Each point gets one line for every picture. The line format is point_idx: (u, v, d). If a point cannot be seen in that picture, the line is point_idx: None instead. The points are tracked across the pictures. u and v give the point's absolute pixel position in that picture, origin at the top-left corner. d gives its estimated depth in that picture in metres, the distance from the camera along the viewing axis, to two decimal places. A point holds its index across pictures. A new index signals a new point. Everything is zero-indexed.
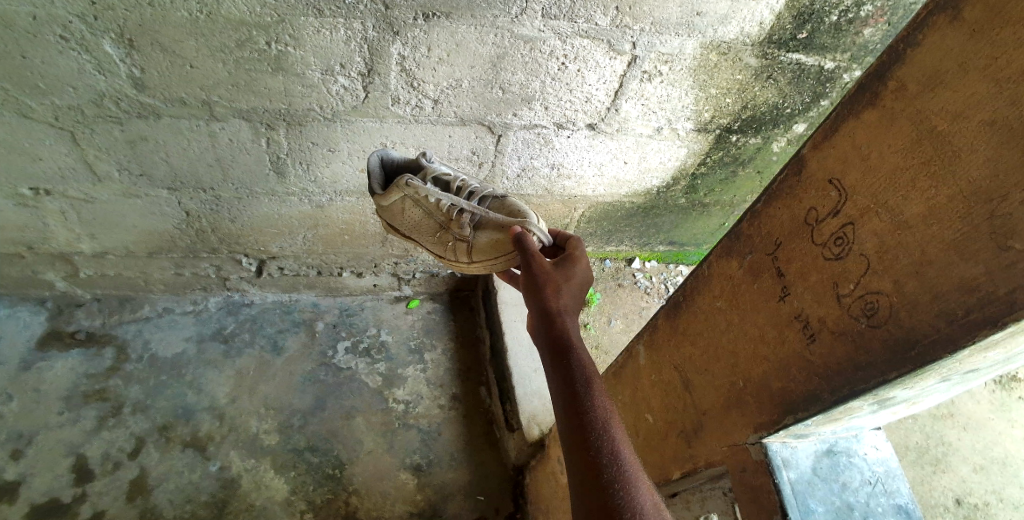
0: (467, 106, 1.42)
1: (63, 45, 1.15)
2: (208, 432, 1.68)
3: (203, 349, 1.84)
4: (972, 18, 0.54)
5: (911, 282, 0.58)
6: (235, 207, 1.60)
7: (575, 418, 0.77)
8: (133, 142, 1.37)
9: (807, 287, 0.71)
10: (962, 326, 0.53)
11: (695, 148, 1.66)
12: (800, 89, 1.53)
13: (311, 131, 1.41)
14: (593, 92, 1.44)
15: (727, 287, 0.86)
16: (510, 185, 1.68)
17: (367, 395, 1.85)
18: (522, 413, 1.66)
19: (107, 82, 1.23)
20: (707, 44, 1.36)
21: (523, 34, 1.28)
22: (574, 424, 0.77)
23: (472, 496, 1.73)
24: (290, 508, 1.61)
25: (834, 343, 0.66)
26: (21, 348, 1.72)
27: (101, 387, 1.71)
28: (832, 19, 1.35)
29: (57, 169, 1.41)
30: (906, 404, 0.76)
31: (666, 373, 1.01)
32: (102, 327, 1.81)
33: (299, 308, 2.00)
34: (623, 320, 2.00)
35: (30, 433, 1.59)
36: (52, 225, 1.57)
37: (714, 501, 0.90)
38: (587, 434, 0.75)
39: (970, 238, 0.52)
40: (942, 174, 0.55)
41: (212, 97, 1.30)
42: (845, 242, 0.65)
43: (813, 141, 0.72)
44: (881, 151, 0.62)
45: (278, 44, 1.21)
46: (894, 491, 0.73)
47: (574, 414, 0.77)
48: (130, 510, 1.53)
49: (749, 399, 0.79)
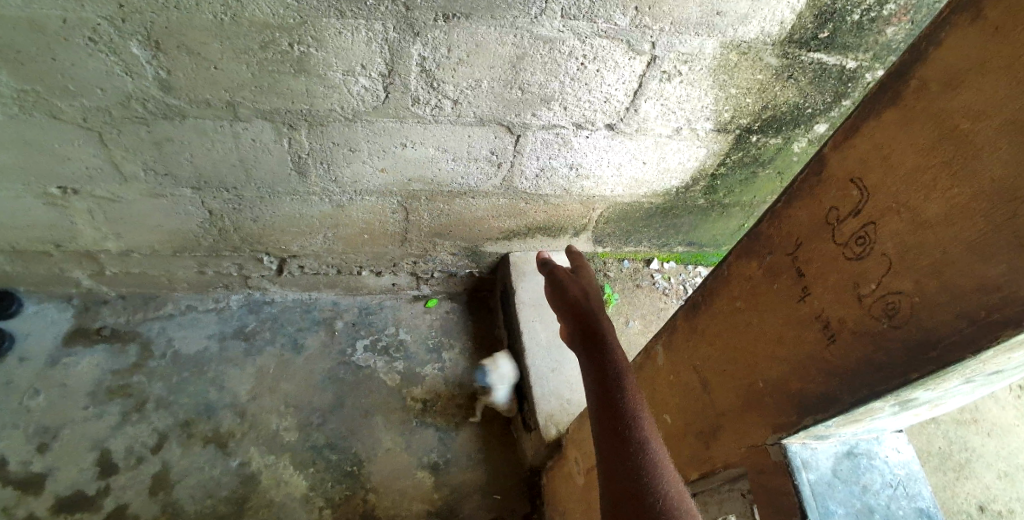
0: (487, 107, 1.43)
1: (92, 48, 1.18)
2: (229, 429, 1.71)
3: (225, 346, 1.86)
4: (994, 17, 0.52)
5: (931, 282, 0.56)
6: (258, 207, 1.63)
7: (606, 423, 0.89)
8: (158, 143, 1.40)
9: (827, 287, 0.69)
10: (982, 326, 0.52)
11: (715, 148, 1.65)
12: (821, 89, 1.52)
13: (333, 131, 1.43)
14: (612, 92, 1.43)
15: (746, 288, 0.84)
16: (528, 185, 1.69)
17: (385, 393, 1.87)
18: (539, 414, 1.66)
19: (134, 84, 1.26)
20: (727, 44, 1.36)
21: (543, 35, 1.28)
22: (604, 429, 0.88)
23: (488, 495, 1.73)
24: (308, 505, 1.62)
25: (854, 345, 0.65)
26: (48, 344, 1.76)
27: (125, 384, 1.74)
28: (854, 18, 1.34)
29: (85, 169, 1.45)
30: (929, 406, 0.75)
31: (684, 374, 1.00)
32: (126, 324, 1.85)
33: (319, 306, 2.02)
34: (641, 321, 2.00)
35: (56, 427, 1.63)
36: (79, 224, 1.60)
37: (731, 503, 0.89)
38: (614, 445, 0.85)
39: (992, 238, 0.51)
40: (961, 173, 0.54)
41: (236, 98, 1.32)
42: (867, 242, 0.63)
43: (835, 140, 0.70)
44: (901, 150, 0.60)
45: (301, 45, 1.23)
46: (916, 495, 0.72)
47: (604, 429, 0.88)
48: (153, 504, 1.55)
49: (769, 400, 0.78)
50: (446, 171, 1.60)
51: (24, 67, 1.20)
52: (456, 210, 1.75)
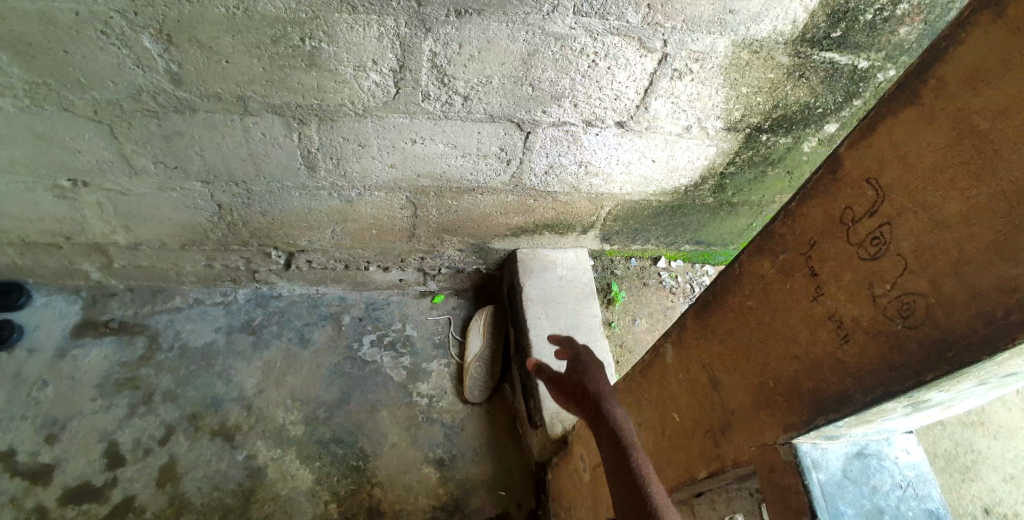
0: (496, 103, 1.43)
1: (103, 41, 1.19)
2: (236, 422, 1.72)
3: (233, 340, 1.87)
4: (1018, 18, 0.52)
5: (949, 281, 0.56)
6: (267, 201, 1.63)
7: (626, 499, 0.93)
8: (169, 136, 1.40)
9: (840, 286, 0.68)
10: (1001, 326, 0.51)
11: (724, 147, 1.65)
12: (833, 88, 1.52)
13: (343, 126, 1.43)
14: (623, 89, 1.43)
15: (758, 286, 0.83)
16: (537, 182, 1.69)
17: (391, 388, 1.87)
18: (545, 411, 1.66)
19: (145, 77, 1.26)
20: (739, 42, 1.35)
21: (554, 32, 1.28)
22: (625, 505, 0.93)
23: (494, 491, 1.73)
24: (314, 498, 1.63)
25: (869, 344, 0.64)
26: (57, 336, 1.78)
27: (133, 376, 1.75)
28: (867, 17, 1.33)
29: (95, 162, 1.45)
30: (940, 407, 0.75)
31: (694, 372, 0.99)
32: (134, 317, 1.86)
33: (326, 301, 2.02)
34: (648, 320, 2.03)
35: (65, 419, 1.64)
36: (89, 216, 1.61)
37: (739, 502, 0.93)
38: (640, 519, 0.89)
39: (1012, 237, 0.50)
40: (983, 172, 0.53)
41: (247, 93, 1.32)
42: (881, 241, 0.63)
43: (849, 139, 0.69)
44: (919, 149, 0.59)
45: (312, 40, 1.23)
46: (925, 497, 0.72)
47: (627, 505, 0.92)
48: (160, 496, 1.56)
49: (780, 399, 0.78)
50: (454, 167, 1.60)
51: (36, 59, 1.20)
52: (464, 206, 1.75)
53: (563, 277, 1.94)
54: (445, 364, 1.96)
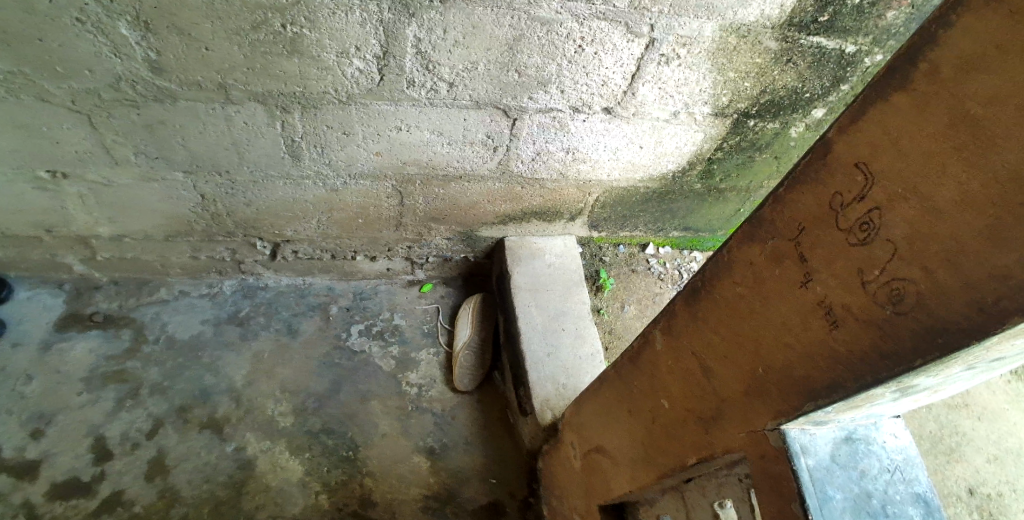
0: (483, 90, 1.42)
1: (80, 29, 1.16)
2: (225, 414, 1.71)
3: (221, 331, 1.86)
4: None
5: (940, 269, 0.55)
6: (251, 191, 1.61)
7: None
8: (150, 126, 1.38)
9: (832, 273, 0.67)
10: (992, 314, 0.50)
11: (712, 132, 1.64)
12: (820, 73, 1.51)
13: (326, 114, 1.42)
14: (610, 75, 1.42)
15: (748, 273, 0.83)
16: (524, 169, 1.68)
17: (381, 379, 1.87)
18: (535, 398, 1.67)
19: (124, 66, 1.24)
20: (726, 27, 1.35)
21: (540, 16, 1.27)
22: None
23: (486, 480, 1.74)
24: (305, 489, 1.63)
25: (861, 331, 0.64)
26: (41, 329, 1.75)
27: (120, 369, 1.74)
28: (854, 1, 1.33)
29: (76, 152, 1.43)
30: (928, 392, 0.75)
31: (685, 360, 0.99)
32: (120, 310, 1.84)
33: (314, 291, 2.01)
34: (637, 306, 2.04)
35: (52, 413, 1.63)
36: (71, 208, 1.58)
37: (729, 488, 0.94)
38: None
39: (1005, 226, 0.48)
40: (976, 160, 0.51)
41: (229, 80, 1.30)
42: (872, 228, 0.62)
43: (840, 124, 0.67)
44: (911, 135, 0.57)
45: (294, 26, 1.21)
46: (913, 480, 0.73)
47: None
48: (149, 489, 1.55)
49: (772, 387, 0.78)
50: (441, 154, 1.58)
51: (11, 47, 1.17)
52: (452, 194, 1.73)
53: (552, 264, 1.93)
54: (436, 353, 1.96)
